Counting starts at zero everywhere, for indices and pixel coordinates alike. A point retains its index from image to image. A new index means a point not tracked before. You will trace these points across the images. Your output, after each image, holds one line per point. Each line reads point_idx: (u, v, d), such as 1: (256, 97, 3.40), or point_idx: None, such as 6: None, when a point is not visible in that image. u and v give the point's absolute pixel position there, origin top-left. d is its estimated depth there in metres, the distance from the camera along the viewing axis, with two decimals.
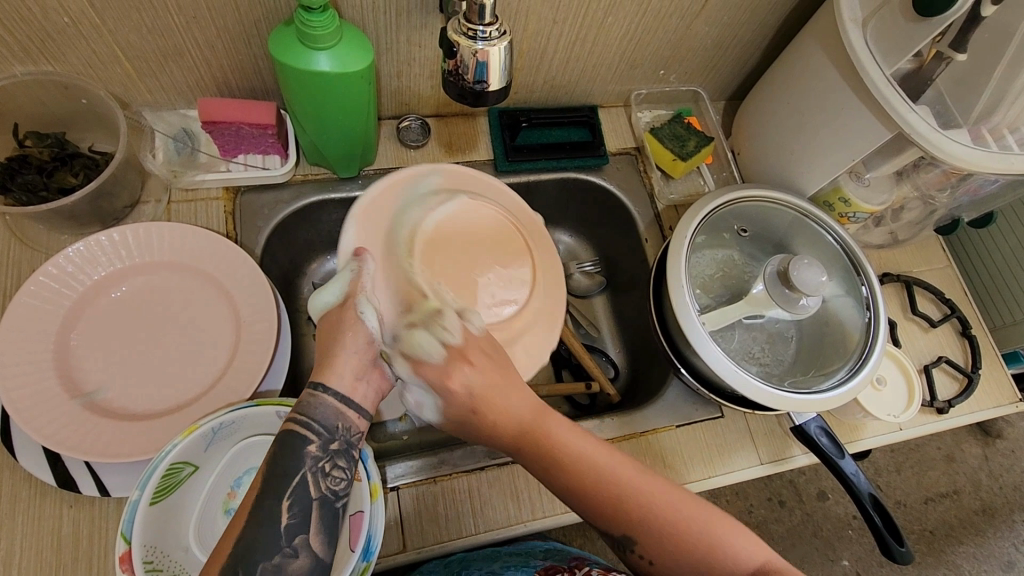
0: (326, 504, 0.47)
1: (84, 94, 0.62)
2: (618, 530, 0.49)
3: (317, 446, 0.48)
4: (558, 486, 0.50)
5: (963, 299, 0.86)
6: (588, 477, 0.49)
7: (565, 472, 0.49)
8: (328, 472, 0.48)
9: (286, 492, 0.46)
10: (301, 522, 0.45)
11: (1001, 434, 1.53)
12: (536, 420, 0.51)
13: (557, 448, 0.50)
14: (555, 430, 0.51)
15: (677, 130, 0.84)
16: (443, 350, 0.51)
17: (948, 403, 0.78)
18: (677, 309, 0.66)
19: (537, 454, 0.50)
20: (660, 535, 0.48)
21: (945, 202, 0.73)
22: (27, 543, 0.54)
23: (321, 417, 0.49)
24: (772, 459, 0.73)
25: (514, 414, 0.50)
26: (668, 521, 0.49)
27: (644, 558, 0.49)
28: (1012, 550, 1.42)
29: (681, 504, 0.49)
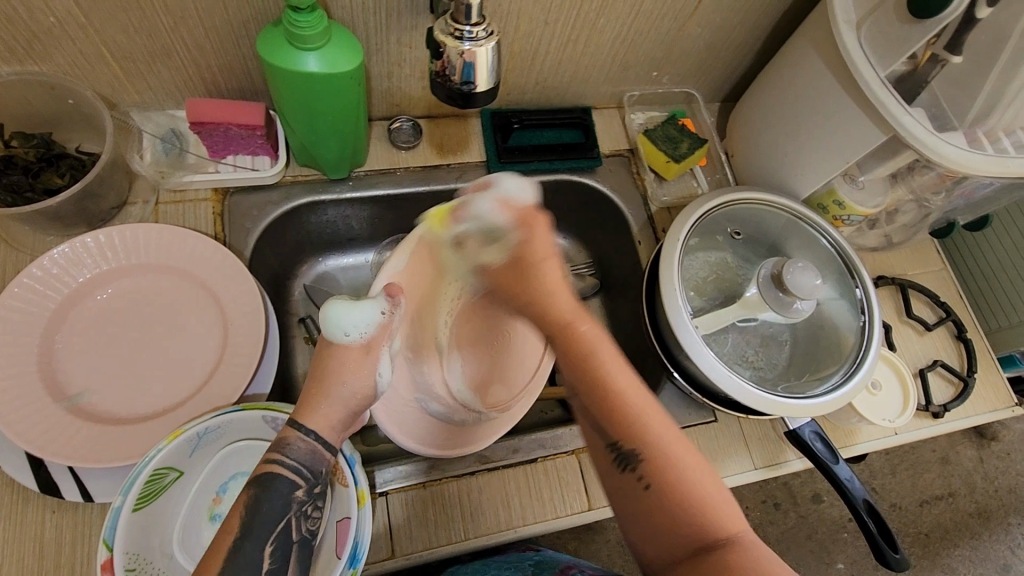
0: (305, 544, 0.48)
1: (70, 94, 0.61)
2: (622, 442, 0.46)
3: (302, 491, 0.48)
4: (575, 381, 0.49)
5: (958, 302, 0.86)
6: (604, 379, 0.48)
7: (587, 367, 0.48)
8: (309, 514, 0.49)
9: (269, 537, 0.46)
10: (282, 567, 0.46)
11: (997, 436, 1.52)
12: (570, 317, 0.52)
13: (588, 348, 0.49)
14: (589, 335, 0.50)
15: (671, 132, 0.83)
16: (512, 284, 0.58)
17: (943, 407, 0.77)
18: (669, 313, 0.66)
19: (564, 348, 0.50)
20: (661, 456, 0.45)
21: (939, 205, 0.72)
22: (9, 549, 0.53)
23: (306, 462, 0.48)
24: (766, 463, 0.72)
25: (554, 304, 0.53)
26: (669, 452, 0.45)
27: (641, 479, 0.45)
28: (1008, 553, 1.42)
29: (683, 442, 0.46)
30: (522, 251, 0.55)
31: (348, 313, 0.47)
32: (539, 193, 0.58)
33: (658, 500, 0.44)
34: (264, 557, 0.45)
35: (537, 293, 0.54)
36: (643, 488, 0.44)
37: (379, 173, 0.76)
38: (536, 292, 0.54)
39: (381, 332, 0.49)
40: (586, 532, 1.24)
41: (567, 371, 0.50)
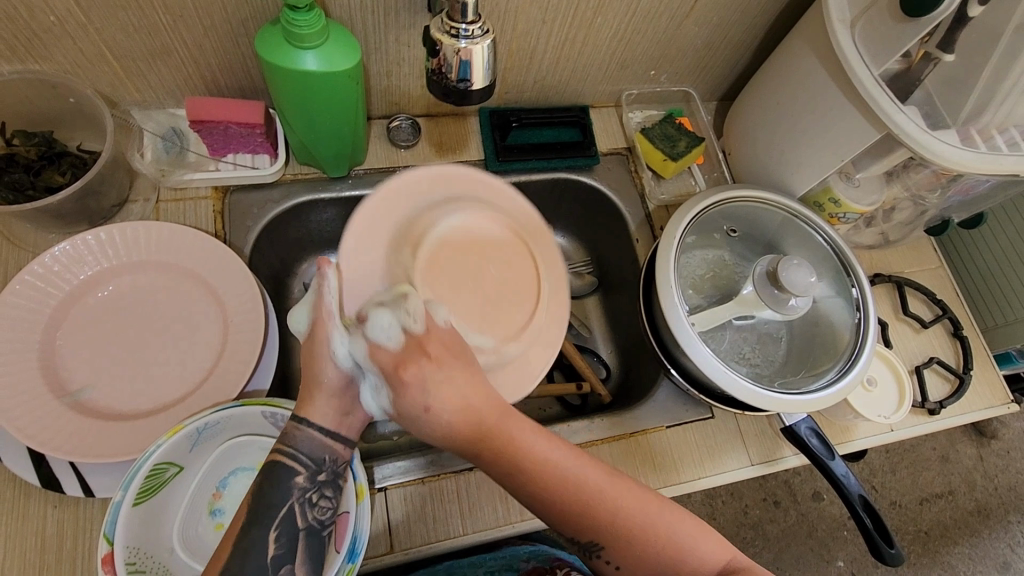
0: (313, 532, 0.50)
1: (71, 92, 0.62)
2: (584, 539, 0.49)
3: (304, 478, 0.51)
4: (523, 493, 0.48)
5: (955, 299, 0.86)
6: (555, 485, 0.47)
7: (537, 482, 0.47)
8: (315, 503, 0.51)
9: (273, 523, 0.49)
10: (289, 552, 0.49)
11: (997, 434, 1.53)
12: (499, 423, 0.48)
13: (522, 459, 0.47)
14: (516, 435, 0.48)
15: (668, 130, 0.83)
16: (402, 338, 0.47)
17: (939, 403, 0.77)
18: (667, 311, 0.66)
19: (498, 459, 0.47)
20: (632, 538, 0.48)
21: (935, 202, 0.73)
22: (11, 544, 0.54)
23: (307, 450, 0.51)
24: (763, 459, 0.73)
25: (476, 409, 0.48)
26: (639, 526, 0.49)
27: (609, 561, 0.49)
28: (1007, 550, 1.42)
29: (649, 506, 0.49)
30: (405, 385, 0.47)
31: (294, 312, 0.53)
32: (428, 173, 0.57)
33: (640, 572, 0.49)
34: (270, 542, 0.48)
35: (452, 408, 0.47)
36: (614, 567, 0.49)
37: (378, 171, 0.77)
38: (462, 387, 0.47)
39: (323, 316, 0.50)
40: None
41: (509, 484, 0.48)
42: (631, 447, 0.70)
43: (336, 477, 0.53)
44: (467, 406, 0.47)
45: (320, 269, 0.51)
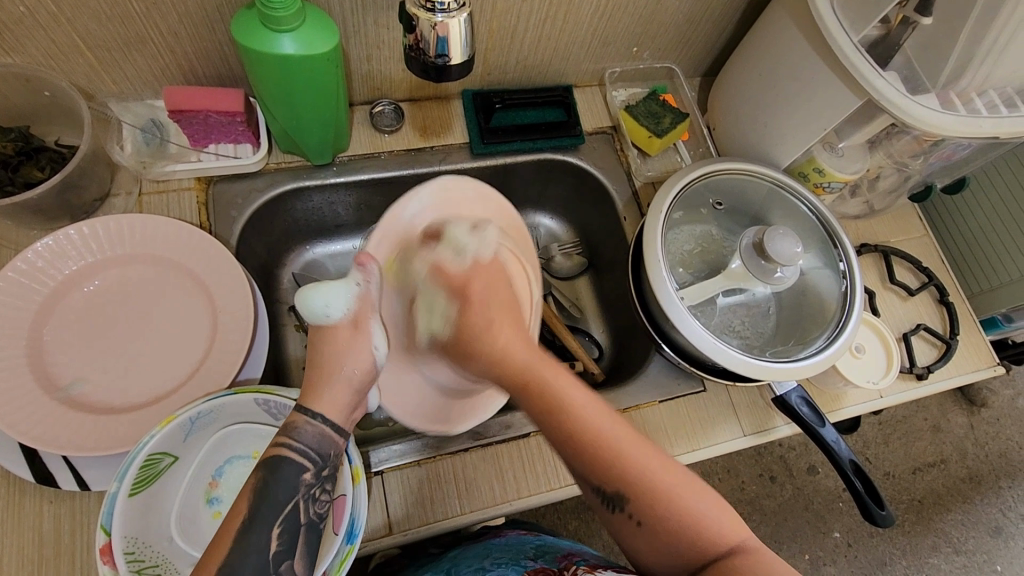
0: (313, 528, 0.50)
1: (46, 85, 0.61)
2: (610, 489, 0.48)
3: (310, 474, 0.49)
4: (552, 435, 0.50)
5: (941, 267, 0.87)
6: (584, 431, 0.49)
7: (564, 428, 0.49)
8: (317, 498, 0.50)
9: (276, 519, 0.47)
10: (289, 548, 0.47)
11: (987, 402, 1.55)
12: (540, 374, 0.52)
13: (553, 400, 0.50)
14: (555, 380, 0.51)
15: (652, 107, 0.83)
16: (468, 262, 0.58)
17: (926, 369, 0.78)
18: (655, 286, 0.66)
19: (531, 397, 0.51)
20: (651, 501, 0.48)
21: (917, 167, 0.73)
22: (8, 541, 0.53)
23: (315, 446, 0.50)
24: (755, 430, 0.74)
25: (512, 359, 0.53)
26: (654, 488, 0.48)
27: (631, 517, 0.48)
28: (1000, 515, 1.45)
29: (674, 473, 0.49)
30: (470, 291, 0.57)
31: (325, 292, 0.52)
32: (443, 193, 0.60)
33: (656, 533, 0.48)
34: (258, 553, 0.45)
35: (497, 349, 0.54)
36: (636, 524, 0.48)
37: (362, 158, 0.76)
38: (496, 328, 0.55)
39: (365, 307, 0.54)
40: (585, 510, 1.26)
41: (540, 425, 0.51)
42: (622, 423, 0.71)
43: (335, 472, 0.52)
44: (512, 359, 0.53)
45: (361, 266, 0.55)
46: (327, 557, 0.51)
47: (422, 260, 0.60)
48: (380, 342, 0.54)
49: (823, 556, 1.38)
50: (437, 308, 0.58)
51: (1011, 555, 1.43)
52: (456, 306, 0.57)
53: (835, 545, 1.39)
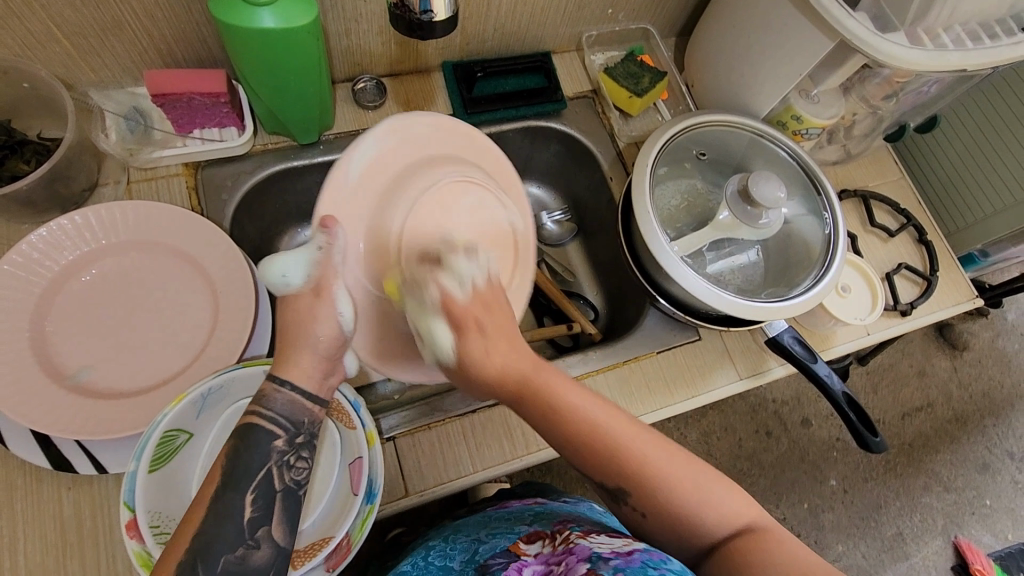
0: (290, 495, 0.47)
1: (24, 77, 0.60)
2: (612, 484, 0.48)
3: (283, 441, 0.48)
4: (550, 436, 0.49)
5: (918, 208, 0.90)
6: (582, 429, 0.48)
7: (560, 428, 0.48)
8: (293, 464, 0.48)
9: (250, 486, 0.45)
10: (266, 515, 0.45)
11: (968, 345, 1.60)
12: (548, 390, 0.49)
13: (546, 400, 0.49)
14: (550, 384, 0.50)
15: (630, 68, 0.84)
16: (471, 285, 0.52)
17: (910, 305, 0.81)
18: (648, 238, 0.68)
19: (528, 402, 0.49)
20: (651, 492, 0.47)
21: (889, 106, 0.76)
22: (30, 528, 0.54)
23: (285, 412, 0.49)
24: (750, 373, 0.76)
25: (510, 369, 0.50)
26: (657, 476, 0.47)
27: (637, 508, 0.48)
28: (986, 453, 1.51)
29: (677, 464, 0.48)
30: (455, 306, 0.50)
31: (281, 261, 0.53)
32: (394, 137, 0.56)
33: (661, 522, 0.47)
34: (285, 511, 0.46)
35: (494, 369, 0.50)
36: (642, 514, 0.48)
37: (348, 135, 0.77)
38: (488, 338, 0.51)
39: (327, 272, 0.52)
40: None
41: (540, 428, 0.49)
42: (623, 375, 0.73)
43: (313, 440, 0.50)
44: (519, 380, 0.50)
45: (325, 226, 0.51)
46: (348, 518, 0.53)
47: (427, 289, 0.52)
48: (345, 308, 0.53)
49: (820, 503, 1.43)
50: (458, 275, 0.53)
51: (998, 489, 1.49)
52: (457, 338, 0.50)
53: (832, 492, 1.44)
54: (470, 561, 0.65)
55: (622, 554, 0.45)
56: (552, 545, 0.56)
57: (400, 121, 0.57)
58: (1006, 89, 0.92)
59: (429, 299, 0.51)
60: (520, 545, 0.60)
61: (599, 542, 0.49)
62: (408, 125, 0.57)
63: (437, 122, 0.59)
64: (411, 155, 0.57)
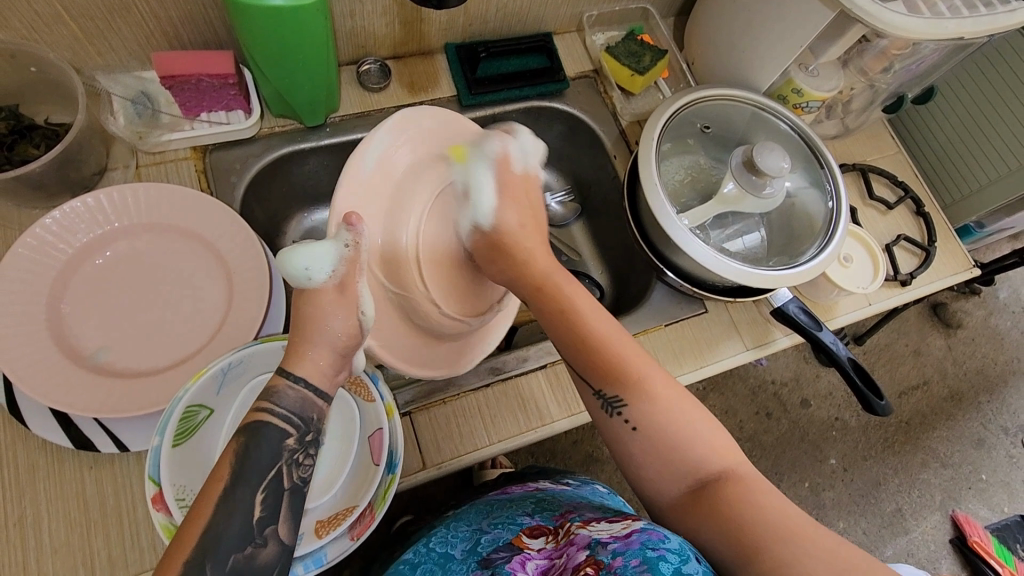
0: (298, 494, 0.46)
1: (32, 60, 0.60)
2: (608, 389, 0.52)
3: (293, 439, 0.47)
4: (562, 336, 0.54)
5: (915, 181, 0.91)
6: (583, 322, 0.53)
7: (568, 321, 0.54)
8: (301, 463, 0.47)
9: (260, 484, 0.44)
10: (273, 513, 0.44)
11: (962, 323, 1.63)
12: (569, 299, 0.55)
13: (559, 297, 0.55)
14: (566, 287, 0.56)
15: (631, 47, 0.85)
16: (524, 170, 0.63)
17: (910, 275, 0.83)
18: (656, 209, 0.69)
19: (543, 298, 0.55)
20: (644, 408, 0.50)
21: (887, 78, 0.77)
22: (53, 507, 0.54)
23: (296, 409, 0.47)
24: (756, 343, 0.78)
25: (537, 261, 0.57)
26: (648, 383, 0.51)
27: (629, 422, 0.51)
28: (981, 428, 1.54)
29: (664, 381, 0.52)
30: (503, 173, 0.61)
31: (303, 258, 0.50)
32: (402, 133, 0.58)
33: (649, 444, 0.50)
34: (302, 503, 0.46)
35: (524, 255, 0.58)
36: (631, 429, 0.51)
37: (354, 117, 0.77)
38: (526, 233, 0.59)
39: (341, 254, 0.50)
40: (593, 462, 1.31)
41: (548, 325, 0.55)
42: None
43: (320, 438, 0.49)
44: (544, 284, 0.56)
45: (350, 223, 0.51)
46: (370, 489, 0.54)
47: (490, 147, 0.62)
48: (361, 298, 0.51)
49: (821, 481, 1.45)
50: (480, 184, 0.61)
51: (993, 464, 1.52)
52: (500, 206, 0.60)
53: (832, 471, 1.46)
54: (472, 553, 0.63)
55: (621, 538, 0.46)
56: (555, 540, 0.57)
57: (408, 115, 0.59)
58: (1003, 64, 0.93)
59: (487, 152, 0.62)
60: (524, 540, 0.60)
61: (598, 529, 0.51)
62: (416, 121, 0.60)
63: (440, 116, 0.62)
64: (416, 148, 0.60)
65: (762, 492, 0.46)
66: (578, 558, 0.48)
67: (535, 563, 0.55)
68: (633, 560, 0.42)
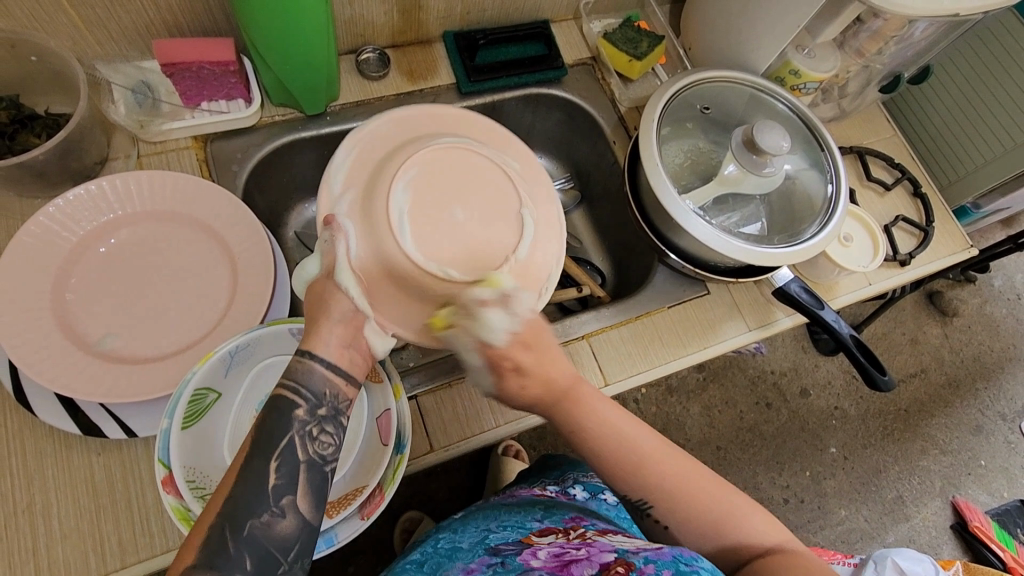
0: (315, 468, 0.44)
1: (33, 49, 0.60)
2: (638, 500, 0.51)
3: (303, 410, 0.44)
4: (592, 459, 0.51)
5: (912, 163, 0.92)
6: (613, 444, 0.50)
7: (595, 445, 0.50)
8: (316, 437, 0.44)
9: (273, 453, 0.42)
10: (289, 484, 0.42)
11: (958, 312, 1.64)
12: (594, 413, 0.50)
13: (585, 420, 0.50)
14: (591, 402, 0.51)
15: (629, 33, 0.86)
16: (508, 340, 0.46)
17: (909, 255, 0.83)
18: (658, 190, 0.70)
19: (568, 422, 0.50)
20: (682, 514, 0.50)
21: (881, 60, 0.78)
22: (61, 493, 0.54)
23: (309, 383, 0.45)
24: (759, 323, 0.78)
25: (550, 391, 0.49)
26: (679, 491, 0.50)
27: (658, 520, 0.51)
28: (979, 415, 1.55)
29: (694, 481, 0.51)
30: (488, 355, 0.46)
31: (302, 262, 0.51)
32: (355, 142, 0.54)
33: (684, 537, 0.51)
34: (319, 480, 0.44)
35: (534, 398, 0.49)
36: (663, 526, 0.51)
37: (354, 105, 0.77)
38: (541, 362, 0.48)
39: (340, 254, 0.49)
40: None
41: (578, 448, 0.51)
42: (637, 330, 0.75)
43: (336, 414, 0.46)
44: (571, 397, 0.50)
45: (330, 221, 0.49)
46: (380, 469, 0.54)
47: (463, 329, 0.46)
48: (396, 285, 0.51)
49: (822, 470, 1.46)
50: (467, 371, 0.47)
51: (992, 450, 1.53)
52: (496, 381, 0.47)
53: (832, 459, 1.47)
54: (480, 544, 0.63)
55: (652, 548, 0.48)
56: (567, 538, 0.57)
57: (359, 129, 0.55)
58: (1005, 57, 0.93)
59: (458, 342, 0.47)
60: (533, 537, 0.60)
61: (618, 541, 0.54)
62: (368, 134, 0.55)
63: (394, 116, 0.57)
64: (383, 148, 0.54)
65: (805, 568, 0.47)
66: (604, 557, 0.50)
67: (547, 550, 0.55)
68: (666, 570, 0.44)
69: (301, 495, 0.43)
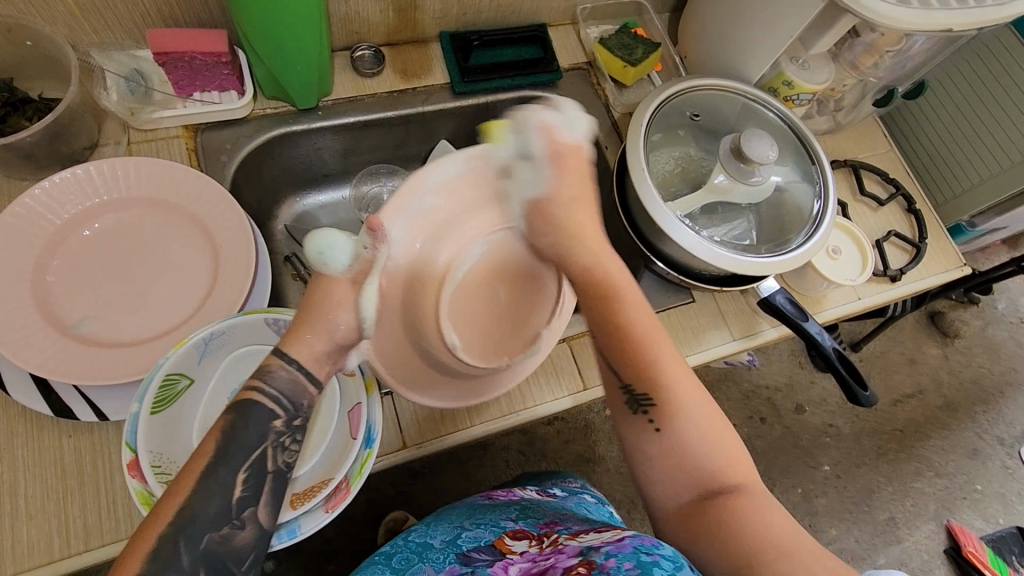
0: (280, 478, 0.45)
1: (28, 34, 0.61)
2: (637, 386, 0.50)
3: (281, 421, 0.46)
4: (603, 328, 0.52)
5: (907, 179, 0.91)
6: (628, 322, 0.52)
7: (612, 311, 0.52)
8: (287, 447, 0.46)
9: (243, 464, 0.44)
10: (254, 495, 0.44)
11: (959, 333, 1.62)
12: (618, 291, 0.53)
13: (612, 294, 0.53)
14: (623, 286, 0.54)
15: (625, 40, 0.85)
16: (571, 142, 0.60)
17: (900, 270, 0.83)
18: (643, 198, 0.69)
19: (595, 290, 0.53)
20: (676, 419, 0.49)
21: (877, 74, 0.78)
22: (30, 472, 0.54)
23: (288, 393, 0.47)
24: (743, 333, 0.77)
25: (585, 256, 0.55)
26: (679, 398, 0.50)
27: (651, 420, 0.49)
28: (976, 438, 1.53)
29: (693, 398, 0.50)
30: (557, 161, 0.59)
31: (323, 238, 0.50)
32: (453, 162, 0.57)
33: (666, 448, 0.49)
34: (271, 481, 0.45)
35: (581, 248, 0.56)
36: (653, 428, 0.49)
37: (346, 101, 0.78)
38: (578, 203, 0.59)
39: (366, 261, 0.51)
40: (584, 463, 1.30)
41: (594, 315, 0.53)
42: None
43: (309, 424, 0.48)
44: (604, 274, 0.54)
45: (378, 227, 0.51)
46: (346, 462, 0.54)
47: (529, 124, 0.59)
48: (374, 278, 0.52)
49: (813, 488, 1.44)
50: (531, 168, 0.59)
51: (989, 475, 1.51)
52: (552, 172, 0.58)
53: (824, 477, 1.45)
54: (451, 545, 0.63)
55: (614, 542, 0.45)
56: (540, 545, 0.55)
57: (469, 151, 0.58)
58: (1005, 76, 0.93)
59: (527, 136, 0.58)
60: (506, 542, 0.59)
61: (588, 538, 0.51)
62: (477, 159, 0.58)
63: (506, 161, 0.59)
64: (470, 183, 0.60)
65: (769, 513, 0.45)
66: (570, 561, 0.48)
67: (519, 567, 0.54)
68: (627, 563, 0.41)
69: (259, 505, 0.44)
